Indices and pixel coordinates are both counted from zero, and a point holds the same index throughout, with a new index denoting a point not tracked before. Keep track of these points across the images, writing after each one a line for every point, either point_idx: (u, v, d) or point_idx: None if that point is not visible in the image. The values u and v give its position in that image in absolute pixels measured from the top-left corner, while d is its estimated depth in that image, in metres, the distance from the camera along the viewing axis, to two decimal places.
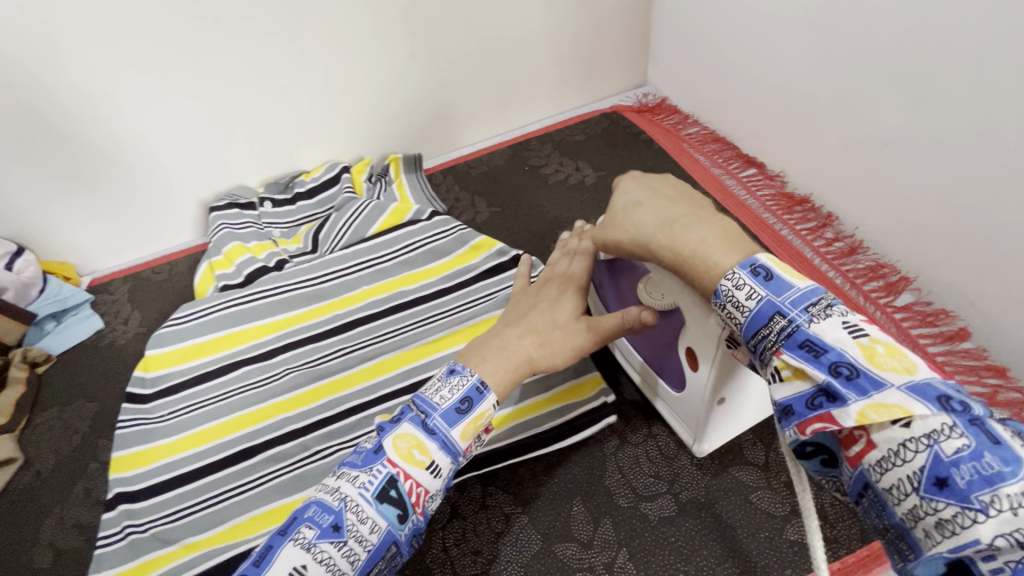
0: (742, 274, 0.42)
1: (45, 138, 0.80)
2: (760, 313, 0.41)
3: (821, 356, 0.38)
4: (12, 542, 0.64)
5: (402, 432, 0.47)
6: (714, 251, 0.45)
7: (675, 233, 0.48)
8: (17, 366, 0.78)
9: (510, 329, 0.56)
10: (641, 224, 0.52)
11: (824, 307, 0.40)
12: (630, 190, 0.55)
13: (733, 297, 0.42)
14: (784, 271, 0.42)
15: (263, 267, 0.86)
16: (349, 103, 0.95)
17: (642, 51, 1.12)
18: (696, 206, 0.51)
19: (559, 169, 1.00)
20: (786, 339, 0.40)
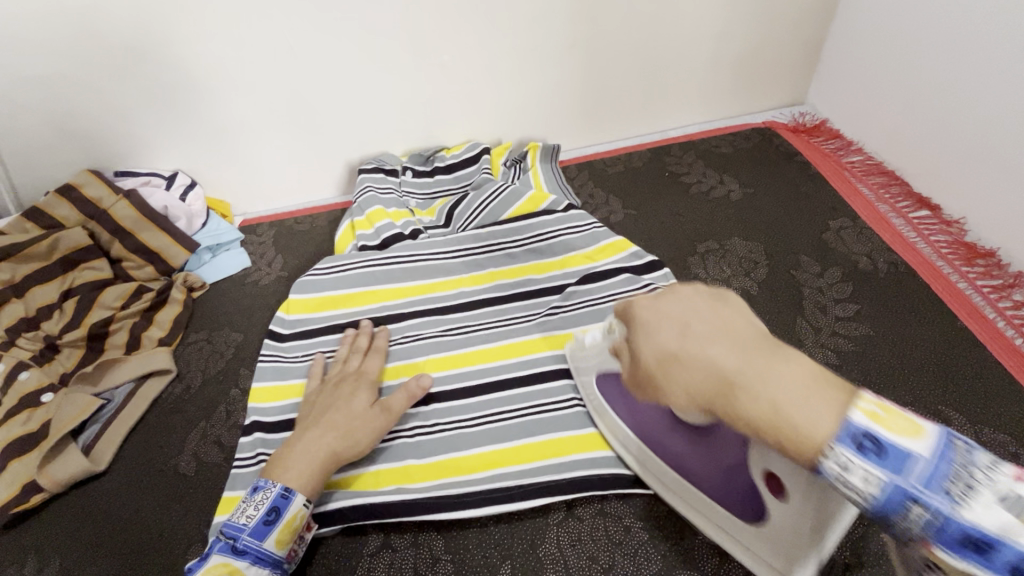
0: (848, 454, 0.36)
1: (229, 85, 0.87)
2: (890, 501, 0.35)
3: (991, 553, 0.32)
4: (162, 444, 0.71)
5: (217, 564, 0.51)
6: (801, 424, 0.37)
7: (742, 400, 0.40)
8: (178, 288, 0.86)
9: (308, 433, 0.59)
10: (688, 377, 0.44)
11: (966, 479, 0.34)
12: (650, 327, 0.48)
13: (843, 481, 0.36)
14: (888, 430, 0.36)
15: (400, 234, 0.88)
16: (501, 85, 0.95)
17: (808, 65, 1.04)
18: (745, 345, 0.42)
19: (702, 180, 0.96)
20: (936, 532, 0.33)
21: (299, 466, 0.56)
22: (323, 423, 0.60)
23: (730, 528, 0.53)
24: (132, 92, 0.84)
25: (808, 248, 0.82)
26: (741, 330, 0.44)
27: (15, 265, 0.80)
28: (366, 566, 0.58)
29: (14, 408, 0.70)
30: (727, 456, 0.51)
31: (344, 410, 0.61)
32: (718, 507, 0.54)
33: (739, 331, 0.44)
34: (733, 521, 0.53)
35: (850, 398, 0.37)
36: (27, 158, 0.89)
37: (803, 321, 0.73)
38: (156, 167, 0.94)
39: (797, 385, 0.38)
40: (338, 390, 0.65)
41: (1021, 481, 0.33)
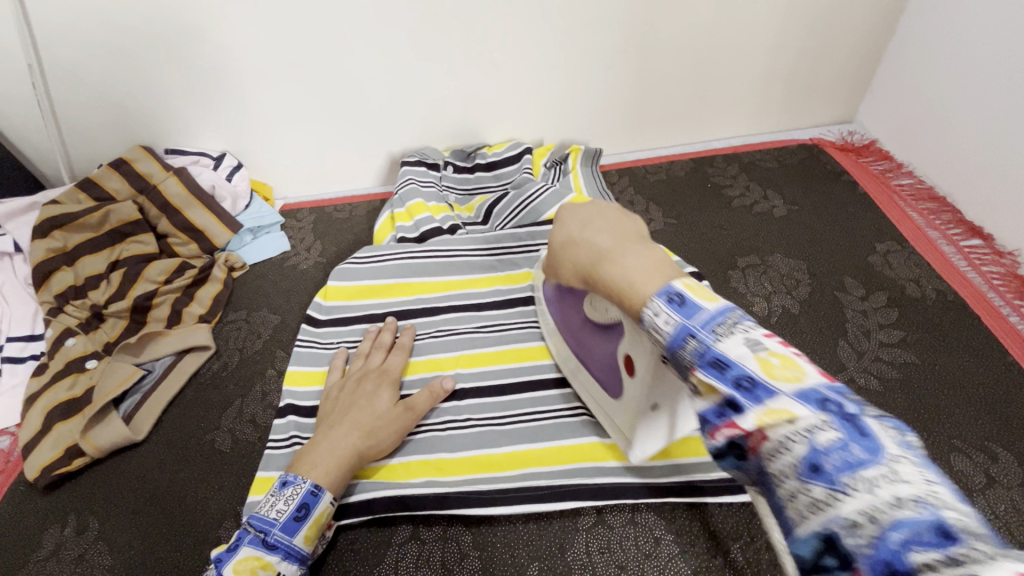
0: (659, 303, 0.38)
1: (282, 73, 0.87)
2: (676, 337, 0.37)
3: (725, 370, 0.34)
4: (199, 418, 0.73)
5: (246, 556, 0.51)
6: (638, 284, 0.41)
7: (607, 268, 0.46)
8: (220, 268, 0.88)
9: (333, 432, 0.59)
10: (580, 262, 0.51)
11: (731, 327, 0.35)
12: (567, 228, 0.55)
13: (654, 325, 0.38)
14: (773, 376, 0.32)
15: (439, 229, 0.89)
16: (548, 87, 0.95)
17: (861, 83, 1.02)
18: (624, 237, 0.49)
19: (745, 194, 0.95)
20: (698, 357, 0.35)
21: (323, 464, 0.57)
22: (347, 421, 0.60)
23: (613, 412, 0.61)
24: (187, 73, 0.86)
25: (852, 270, 0.81)
26: (631, 230, 0.50)
27: (68, 234, 0.82)
28: (394, 555, 0.59)
29: (60, 373, 0.73)
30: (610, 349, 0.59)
31: (367, 408, 0.62)
32: (602, 390, 0.63)
33: (629, 230, 0.50)
34: (612, 405, 0.61)
35: (676, 277, 0.41)
36: (84, 130, 0.91)
37: (845, 344, 0.72)
38: (205, 146, 0.96)
39: (646, 259, 0.44)
40: (360, 387, 0.65)
41: (771, 338, 0.35)
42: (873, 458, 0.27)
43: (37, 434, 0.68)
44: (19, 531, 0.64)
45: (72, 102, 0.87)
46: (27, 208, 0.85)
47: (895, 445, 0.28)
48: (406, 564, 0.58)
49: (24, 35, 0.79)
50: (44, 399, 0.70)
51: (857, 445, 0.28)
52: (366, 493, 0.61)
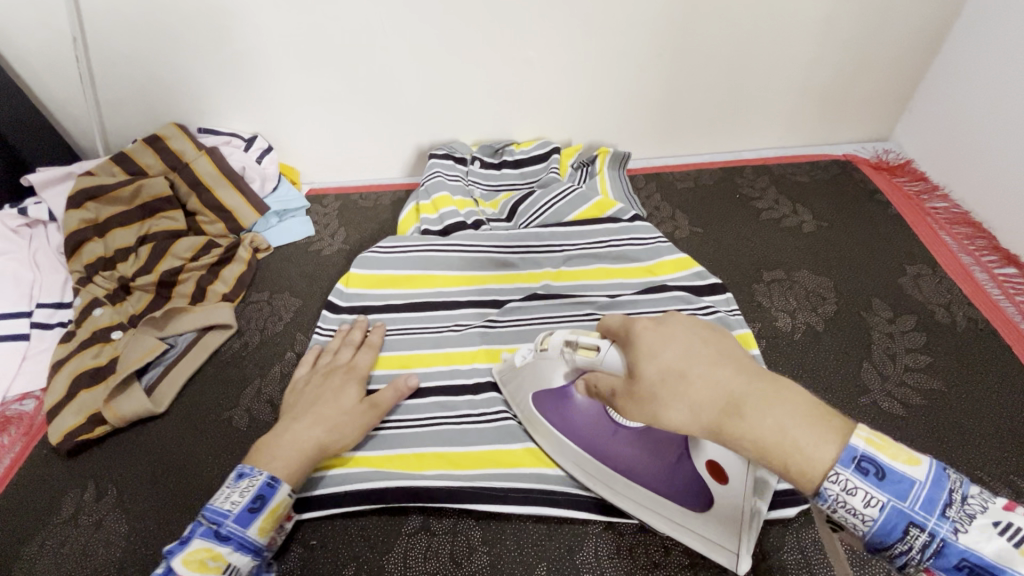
0: (852, 474, 0.34)
1: (318, 58, 0.88)
2: (883, 508, 0.34)
3: (888, 494, 0.34)
4: (218, 396, 0.74)
5: (199, 549, 0.50)
6: (804, 445, 0.34)
7: (749, 419, 0.36)
8: (245, 248, 0.89)
9: (296, 427, 0.60)
10: (692, 409, 0.39)
11: (931, 487, 0.34)
12: (654, 352, 0.42)
13: (844, 496, 0.34)
14: (892, 458, 0.34)
15: (463, 223, 0.88)
16: (581, 88, 0.94)
17: (900, 102, 1.00)
18: (752, 375, 0.38)
19: (774, 208, 0.93)
20: (879, 505, 0.34)
21: (284, 458, 0.57)
22: (312, 415, 0.61)
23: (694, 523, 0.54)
24: (226, 55, 0.87)
25: (881, 292, 0.79)
26: (745, 364, 0.39)
27: (101, 206, 0.83)
28: (403, 545, 0.59)
29: (85, 341, 0.74)
30: (674, 449, 0.54)
31: (332, 403, 0.63)
32: (669, 501, 0.54)
33: (745, 362, 0.39)
34: (678, 510, 0.54)
35: (844, 426, 0.35)
36: (121, 105, 0.93)
37: (870, 367, 0.71)
38: (237, 127, 0.97)
39: (796, 406, 0.36)
40: (327, 382, 0.66)
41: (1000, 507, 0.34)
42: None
43: (62, 400, 0.70)
44: (41, 494, 0.66)
45: (112, 77, 0.89)
46: (63, 179, 0.87)
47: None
48: (415, 555, 0.58)
49: (69, 9, 0.80)
50: (70, 366, 0.72)
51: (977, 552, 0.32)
52: (365, 483, 0.61)
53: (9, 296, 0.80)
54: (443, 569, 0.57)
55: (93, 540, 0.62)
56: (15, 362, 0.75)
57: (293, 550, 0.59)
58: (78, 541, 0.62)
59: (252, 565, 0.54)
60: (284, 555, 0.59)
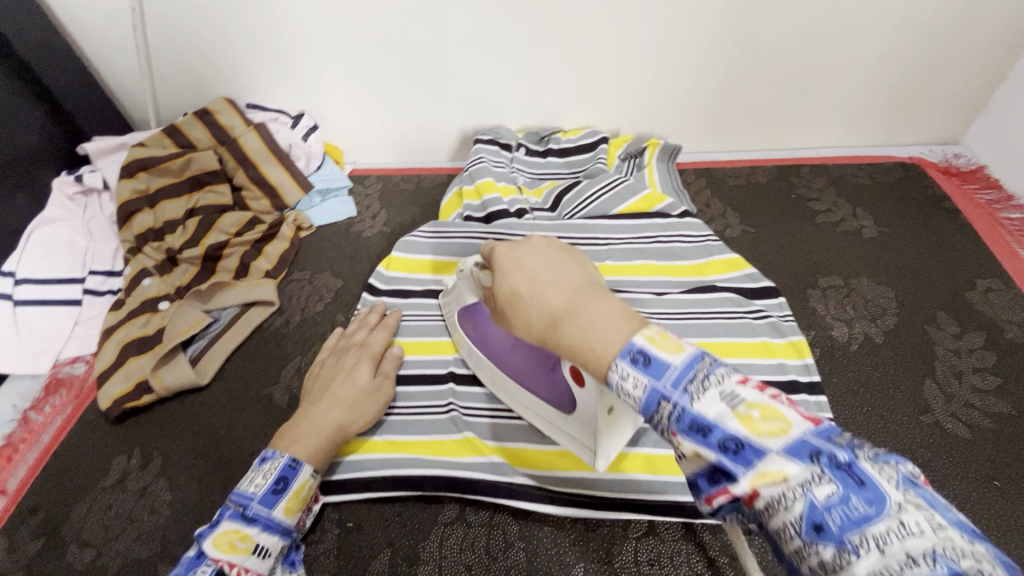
0: (623, 364, 0.34)
1: (369, 38, 0.86)
2: (649, 401, 0.33)
3: (707, 434, 0.30)
4: (259, 371, 0.75)
5: (227, 530, 0.51)
6: (595, 342, 0.36)
7: (562, 331, 0.38)
8: (288, 226, 0.89)
9: (314, 410, 0.59)
10: (528, 324, 0.42)
11: (702, 381, 0.32)
12: (505, 272, 0.45)
13: (621, 388, 0.34)
14: (758, 432, 0.30)
15: (507, 211, 0.87)
16: (636, 77, 0.90)
17: (976, 104, 0.93)
18: (583, 292, 0.40)
19: (832, 210, 0.89)
20: (677, 423, 0.32)
21: (309, 445, 0.57)
22: (328, 396, 0.61)
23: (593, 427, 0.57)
24: (277, 30, 0.86)
25: (947, 305, 0.75)
26: (575, 281, 0.41)
27: (152, 177, 0.85)
28: (439, 534, 0.59)
29: (135, 310, 0.76)
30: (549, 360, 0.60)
31: (347, 382, 0.63)
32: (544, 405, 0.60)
33: (577, 279, 0.41)
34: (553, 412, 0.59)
35: (635, 327, 0.35)
36: (173, 78, 0.93)
37: (933, 385, 0.67)
38: (285, 105, 0.97)
39: (607, 317, 0.37)
40: (340, 361, 0.66)
41: (744, 383, 0.31)
42: (876, 512, 0.26)
43: (111, 367, 0.71)
44: (90, 456, 0.68)
45: (166, 50, 0.89)
46: (117, 149, 0.89)
47: (891, 486, 0.27)
48: (451, 544, 0.58)
49: None
50: (119, 334, 0.73)
51: (857, 497, 0.27)
52: (398, 470, 0.62)
53: (64, 262, 0.82)
54: (478, 562, 0.57)
55: (138, 505, 0.63)
56: (68, 326, 0.78)
57: (331, 531, 0.60)
58: (124, 505, 0.63)
59: (284, 545, 0.55)
60: (321, 535, 0.60)
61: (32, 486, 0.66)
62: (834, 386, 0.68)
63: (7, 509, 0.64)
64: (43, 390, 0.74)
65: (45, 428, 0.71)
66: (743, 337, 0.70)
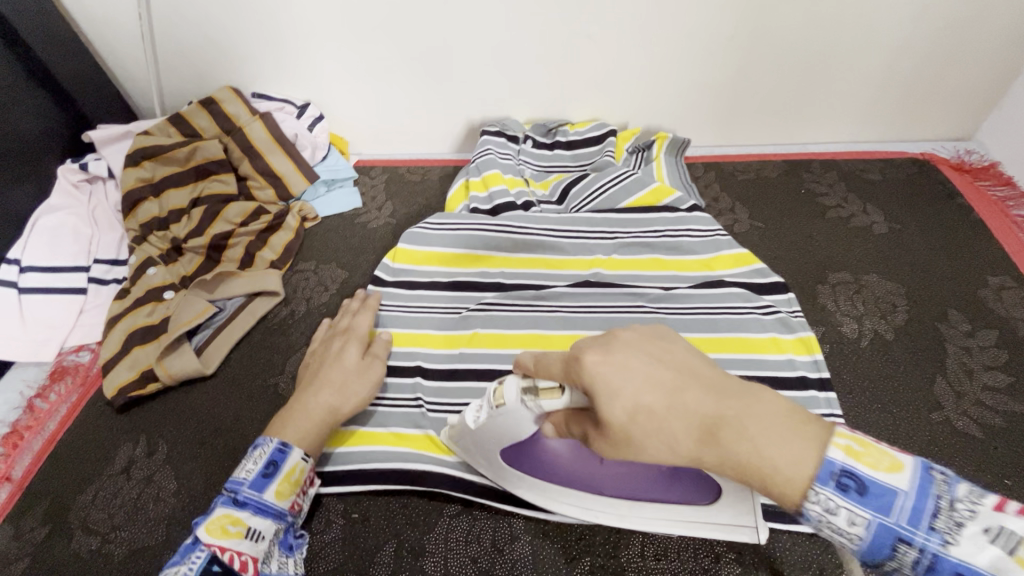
0: (828, 492, 0.34)
1: (376, 26, 0.85)
2: (879, 539, 0.34)
3: (942, 566, 0.32)
4: (264, 362, 0.74)
5: (218, 516, 0.51)
6: (775, 458, 0.35)
7: (726, 447, 0.36)
8: (293, 217, 0.89)
9: (304, 396, 0.60)
10: (669, 442, 0.38)
11: (949, 516, 0.32)
12: (616, 392, 0.38)
13: (836, 526, 0.35)
14: (1012, 560, 0.30)
15: (514, 203, 0.86)
16: (645, 68, 0.89)
17: (990, 99, 0.92)
18: (721, 394, 0.37)
19: (842, 206, 0.88)
20: (917, 564, 0.33)
21: (299, 432, 0.58)
22: (317, 382, 0.61)
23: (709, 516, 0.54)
24: (283, 18, 0.85)
25: (958, 302, 0.74)
26: (706, 379, 0.39)
27: (157, 166, 0.84)
28: (444, 526, 0.59)
29: (140, 299, 0.75)
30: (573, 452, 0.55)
31: (335, 366, 0.63)
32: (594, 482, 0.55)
33: (709, 376, 0.39)
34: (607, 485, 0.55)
35: (826, 435, 0.35)
36: (178, 66, 0.93)
37: (944, 383, 0.66)
38: (290, 94, 0.96)
39: (771, 424, 0.36)
40: (328, 347, 0.66)
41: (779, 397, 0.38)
42: None
43: (116, 355, 0.71)
44: (95, 445, 0.68)
45: (171, 37, 0.88)
46: (121, 137, 0.88)
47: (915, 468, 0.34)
48: (456, 537, 0.58)
49: None
50: (124, 323, 0.73)
51: None
52: (399, 462, 0.62)
53: (68, 250, 0.81)
54: (484, 555, 0.57)
55: (143, 493, 0.63)
56: (72, 315, 0.77)
57: (335, 522, 0.60)
58: (129, 493, 0.63)
59: (279, 530, 0.54)
60: (325, 525, 0.59)
61: (37, 473, 0.66)
62: (844, 383, 0.67)
63: (12, 497, 0.64)
64: (48, 378, 0.74)
65: (51, 416, 0.71)
66: (752, 332, 0.69)
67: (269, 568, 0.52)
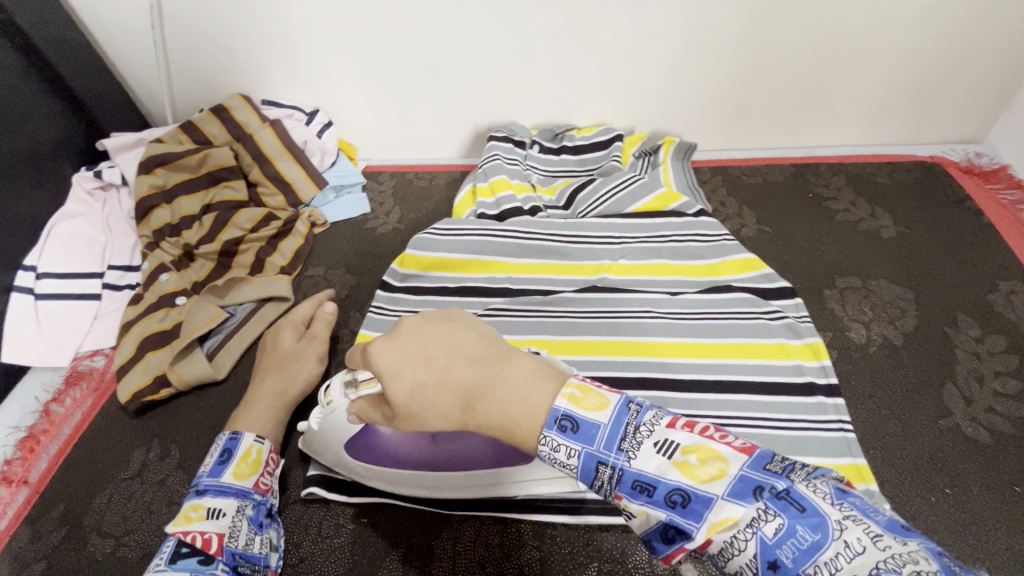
0: (552, 434, 0.39)
1: (385, 34, 0.86)
2: (586, 465, 0.39)
3: (650, 493, 0.37)
4: None
5: (180, 508, 0.55)
6: (516, 416, 0.41)
7: (479, 409, 0.42)
8: (303, 222, 0.90)
9: (254, 385, 0.68)
10: (442, 410, 0.43)
11: (633, 436, 0.39)
12: (395, 372, 0.44)
13: (554, 458, 0.40)
14: (691, 476, 0.36)
15: (520, 209, 0.86)
16: (652, 73, 0.89)
17: (1000, 102, 0.91)
18: (482, 365, 0.43)
19: (849, 210, 0.88)
20: (616, 484, 0.38)
21: (250, 421, 0.63)
22: (263, 373, 0.68)
23: None
24: (294, 26, 0.86)
25: (968, 307, 0.74)
26: (472, 351, 0.44)
27: (169, 173, 0.85)
28: (453, 531, 0.59)
29: (153, 305, 0.77)
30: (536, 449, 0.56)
31: (274, 352, 0.70)
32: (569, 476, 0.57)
33: (480, 351, 0.44)
34: None
35: (556, 385, 0.42)
36: (189, 74, 0.94)
37: (953, 388, 0.66)
38: (299, 101, 0.97)
39: (522, 382, 0.42)
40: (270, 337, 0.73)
41: (673, 428, 0.39)
42: (821, 535, 0.33)
43: (130, 360, 0.72)
44: (109, 448, 0.69)
45: (183, 47, 0.90)
46: (135, 145, 0.90)
47: (832, 507, 0.34)
48: (465, 542, 0.58)
49: None
50: (138, 328, 0.75)
51: (802, 526, 0.33)
52: None
53: (84, 257, 0.83)
54: (492, 559, 0.57)
55: (157, 496, 0.64)
56: (88, 320, 0.79)
57: (345, 526, 0.60)
58: (142, 496, 0.64)
59: (244, 509, 0.57)
60: (336, 529, 0.60)
61: (53, 476, 0.67)
62: (852, 389, 0.67)
63: (29, 499, 0.66)
64: (64, 383, 0.75)
65: (66, 420, 0.73)
66: (759, 338, 0.69)
67: (237, 544, 0.54)
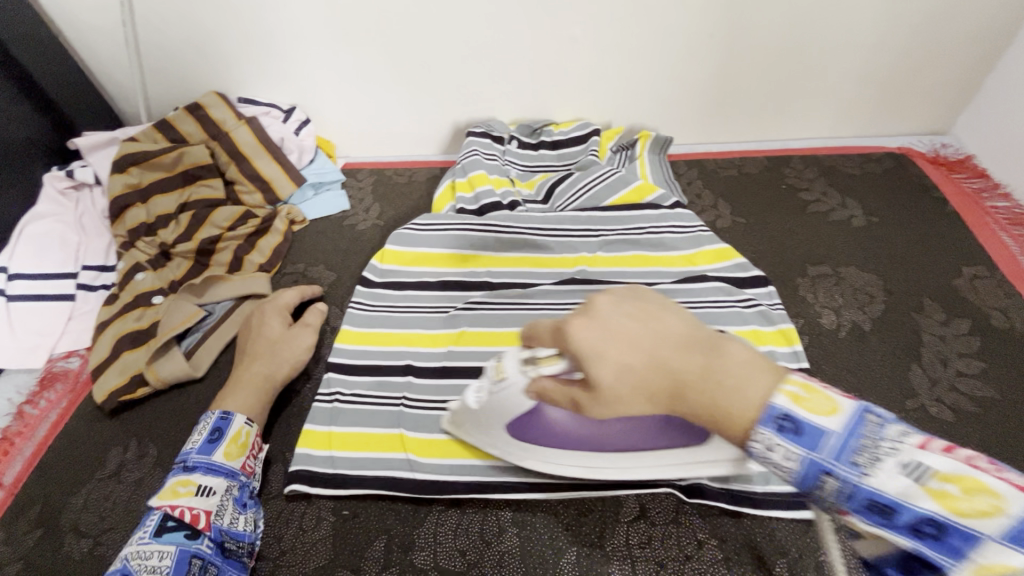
0: (769, 433, 0.37)
1: (364, 30, 0.86)
2: (810, 474, 0.37)
3: (886, 514, 0.36)
4: None
5: (170, 483, 0.56)
6: (734, 411, 0.38)
7: (692, 399, 0.40)
8: (281, 220, 0.89)
9: (241, 368, 0.66)
10: (648, 400, 0.42)
11: (873, 452, 0.36)
12: (600, 356, 0.42)
13: (773, 461, 0.38)
14: (949, 508, 0.34)
15: (499, 203, 0.87)
16: (629, 69, 0.90)
17: (965, 94, 0.94)
18: (664, 340, 0.41)
19: (821, 200, 0.90)
20: (848, 499, 0.37)
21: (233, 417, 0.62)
22: (249, 355, 0.67)
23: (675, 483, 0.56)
24: (271, 22, 0.85)
25: (933, 292, 0.76)
26: (682, 336, 0.41)
27: (143, 172, 0.84)
28: (434, 521, 0.60)
29: (128, 304, 0.76)
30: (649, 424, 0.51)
31: (261, 337, 0.69)
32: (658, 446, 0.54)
33: (674, 331, 0.42)
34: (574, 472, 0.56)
35: (777, 380, 0.39)
36: (163, 72, 0.93)
37: (918, 370, 0.68)
38: (276, 98, 0.97)
39: (740, 368, 0.39)
40: (250, 321, 0.72)
41: (926, 449, 0.35)
42: None
43: (106, 360, 0.72)
44: (85, 449, 0.68)
45: (157, 44, 0.89)
46: (107, 144, 0.88)
47: None
48: (445, 531, 0.59)
49: None
50: (113, 328, 0.74)
51: None
52: (377, 464, 0.62)
53: (56, 258, 0.81)
54: (473, 548, 0.58)
55: (134, 496, 0.64)
56: (61, 322, 0.78)
57: (325, 519, 0.60)
58: (120, 496, 0.64)
59: (232, 488, 0.58)
60: (316, 522, 0.60)
61: (28, 479, 0.67)
62: (823, 372, 0.69)
63: (4, 501, 0.65)
64: (38, 385, 0.74)
65: (41, 422, 0.72)
66: (733, 325, 0.71)
67: (224, 521, 0.55)
